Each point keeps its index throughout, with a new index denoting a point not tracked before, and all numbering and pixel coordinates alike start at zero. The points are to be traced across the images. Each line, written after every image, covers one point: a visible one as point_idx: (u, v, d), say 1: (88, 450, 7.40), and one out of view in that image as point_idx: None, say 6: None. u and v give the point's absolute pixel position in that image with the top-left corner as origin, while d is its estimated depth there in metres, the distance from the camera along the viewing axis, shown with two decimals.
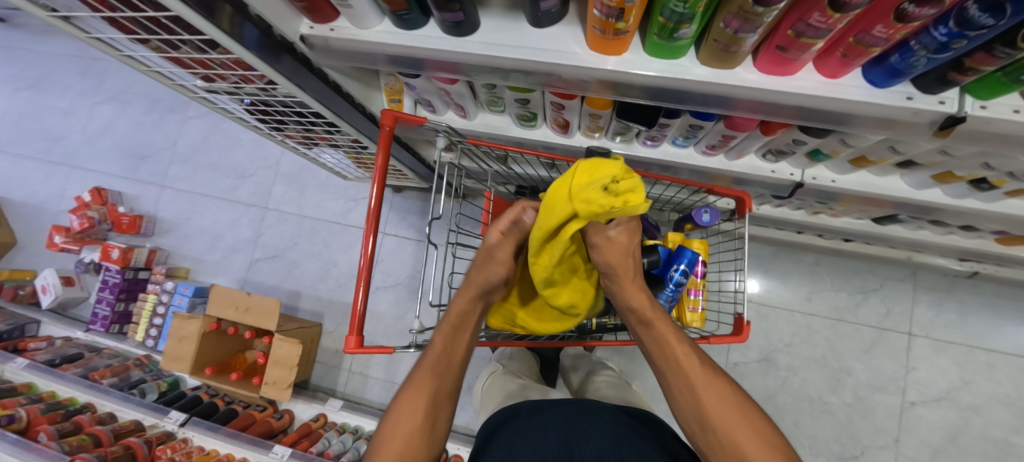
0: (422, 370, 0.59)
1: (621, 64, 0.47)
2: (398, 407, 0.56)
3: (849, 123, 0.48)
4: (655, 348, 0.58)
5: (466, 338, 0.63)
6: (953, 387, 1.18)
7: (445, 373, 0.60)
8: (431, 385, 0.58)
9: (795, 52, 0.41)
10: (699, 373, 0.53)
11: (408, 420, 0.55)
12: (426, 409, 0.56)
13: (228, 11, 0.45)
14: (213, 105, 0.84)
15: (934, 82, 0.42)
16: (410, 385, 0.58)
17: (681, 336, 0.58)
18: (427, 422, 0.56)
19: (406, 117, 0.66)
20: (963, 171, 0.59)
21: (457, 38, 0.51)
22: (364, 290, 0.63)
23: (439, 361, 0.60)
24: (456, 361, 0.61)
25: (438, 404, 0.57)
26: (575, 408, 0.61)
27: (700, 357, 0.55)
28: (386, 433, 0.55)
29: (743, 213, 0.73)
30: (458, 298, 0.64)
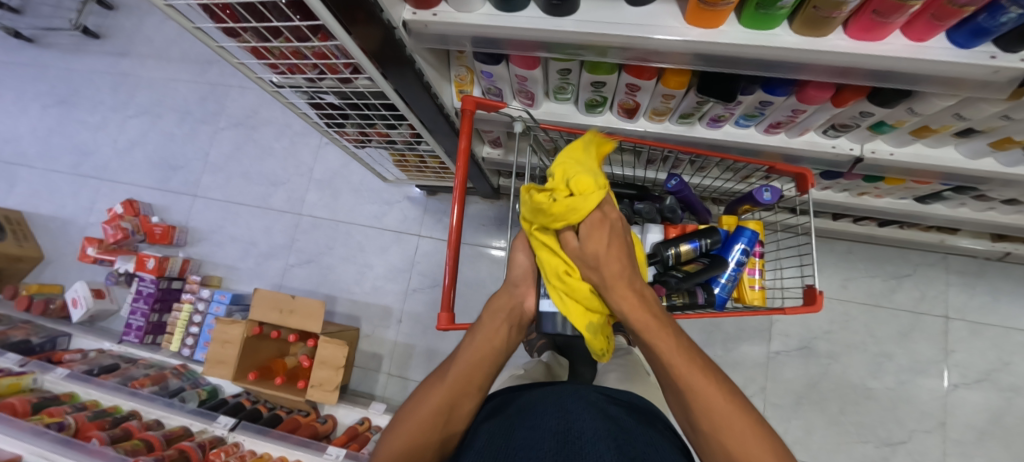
0: (441, 376, 0.59)
1: (715, 35, 0.51)
2: (412, 406, 0.57)
3: (925, 85, 0.52)
4: (652, 357, 0.55)
5: (493, 351, 0.61)
6: (993, 368, 1.20)
7: (465, 375, 0.58)
8: (446, 392, 0.57)
9: (889, 17, 0.45)
10: (699, 379, 0.50)
11: (421, 418, 0.55)
12: (440, 409, 0.56)
13: None
14: (284, 100, 0.87)
15: (1014, 40, 0.46)
16: (429, 387, 0.59)
17: (682, 345, 0.53)
18: (434, 428, 0.55)
19: (486, 102, 0.69)
20: (1022, 135, 0.62)
21: (556, 18, 0.54)
22: (449, 287, 0.63)
23: (458, 367, 0.59)
24: (464, 375, 0.58)
25: (450, 412, 0.56)
26: (585, 391, 0.61)
27: (700, 363, 0.52)
28: (400, 425, 0.56)
29: (806, 189, 0.75)
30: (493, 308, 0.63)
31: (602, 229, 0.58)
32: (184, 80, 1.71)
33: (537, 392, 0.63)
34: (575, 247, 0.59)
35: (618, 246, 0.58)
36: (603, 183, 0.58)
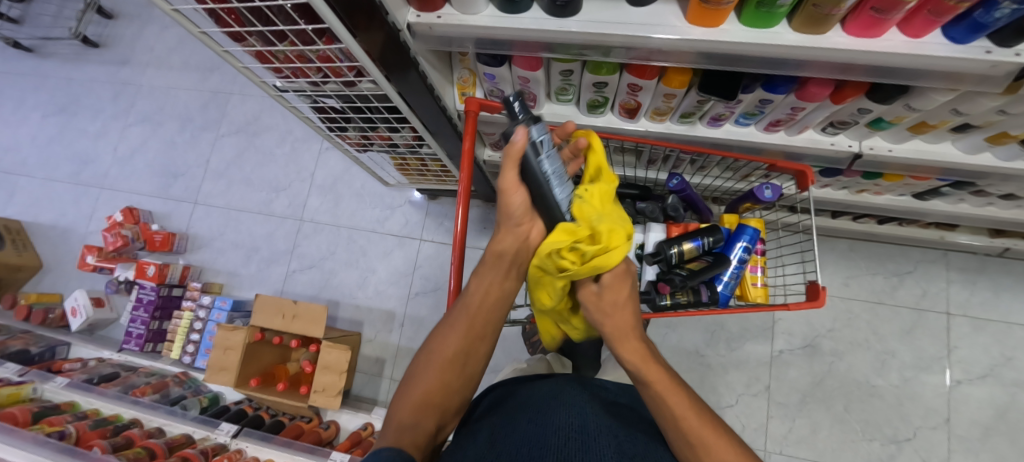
0: (453, 321, 0.60)
1: (717, 34, 0.52)
2: (429, 351, 0.59)
3: (924, 80, 0.53)
4: (650, 401, 0.55)
5: (500, 292, 0.62)
6: (996, 364, 1.21)
7: (480, 313, 0.61)
8: (460, 337, 0.59)
9: (889, 13, 0.46)
10: (698, 422, 0.51)
11: (443, 361, 0.58)
12: (457, 351, 0.59)
13: None
14: (287, 104, 0.87)
15: (1010, 35, 0.47)
16: (444, 331, 0.60)
17: (681, 390, 0.54)
18: (455, 372, 0.58)
19: (490, 103, 0.69)
20: (1018, 130, 0.63)
21: (559, 19, 0.55)
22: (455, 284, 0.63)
23: (470, 311, 0.61)
24: (476, 318, 0.60)
25: (467, 355, 0.60)
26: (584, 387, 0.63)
27: (697, 408, 0.52)
28: (417, 372, 0.58)
29: (806, 186, 0.76)
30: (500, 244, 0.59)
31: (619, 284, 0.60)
32: (185, 87, 1.71)
33: (535, 387, 0.64)
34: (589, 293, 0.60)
35: (627, 309, 0.60)
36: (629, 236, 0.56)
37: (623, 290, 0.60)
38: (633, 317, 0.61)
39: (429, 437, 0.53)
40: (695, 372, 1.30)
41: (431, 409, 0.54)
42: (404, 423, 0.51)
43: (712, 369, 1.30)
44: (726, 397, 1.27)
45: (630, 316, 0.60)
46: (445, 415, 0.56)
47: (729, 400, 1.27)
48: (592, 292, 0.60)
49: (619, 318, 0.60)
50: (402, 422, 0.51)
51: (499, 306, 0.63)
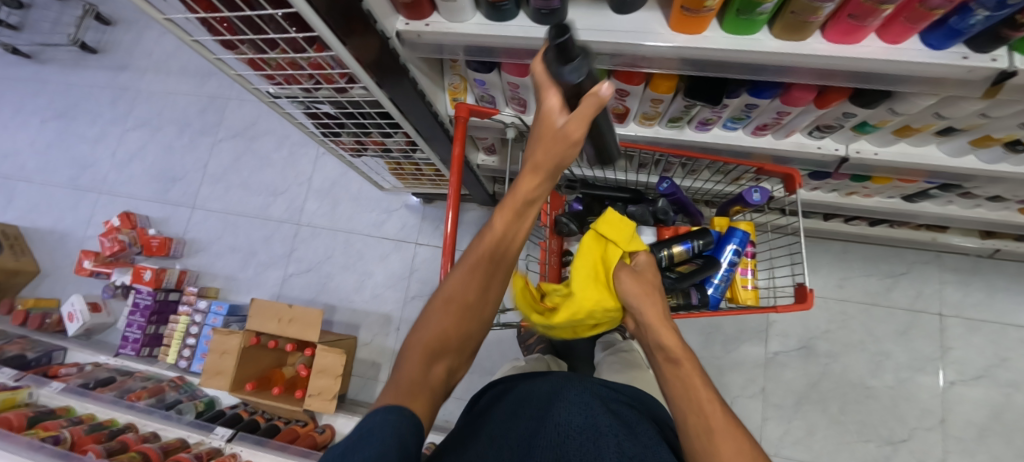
0: (469, 261, 0.51)
1: (700, 41, 0.53)
2: (447, 291, 0.51)
3: (903, 85, 0.54)
4: (673, 380, 0.53)
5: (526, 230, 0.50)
6: (991, 364, 1.21)
7: (502, 253, 0.50)
8: (477, 278, 0.50)
9: (866, 20, 0.46)
10: (718, 415, 0.48)
11: (461, 306, 0.50)
12: (477, 294, 0.51)
13: None
14: (281, 110, 0.88)
15: (986, 41, 0.47)
16: (458, 272, 0.51)
17: (706, 377, 0.52)
18: (469, 320, 0.51)
19: (479, 108, 0.70)
20: (1000, 133, 0.64)
21: (545, 26, 0.56)
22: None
23: (488, 251, 0.50)
24: (494, 260, 0.50)
25: (483, 300, 0.51)
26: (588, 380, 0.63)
27: (718, 399, 0.50)
28: (434, 315, 0.50)
29: (794, 189, 0.77)
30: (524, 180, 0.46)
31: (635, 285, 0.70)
32: (183, 93, 1.73)
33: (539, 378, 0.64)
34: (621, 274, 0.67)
35: (659, 294, 0.64)
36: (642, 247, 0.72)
37: (653, 276, 0.67)
38: (663, 302, 0.63)
39: (439, 386, 0.48)
40: None
41: (442, 357, 0.49)
42: (413, 375, 0.46)
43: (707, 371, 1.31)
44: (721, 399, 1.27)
45: (663, 302, 0.63)
46: (458, 363, 0.51)
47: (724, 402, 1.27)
48: (631, 274, 0.65)
49: (653, 298, 0.63)
50: (408, 377, 0.46)
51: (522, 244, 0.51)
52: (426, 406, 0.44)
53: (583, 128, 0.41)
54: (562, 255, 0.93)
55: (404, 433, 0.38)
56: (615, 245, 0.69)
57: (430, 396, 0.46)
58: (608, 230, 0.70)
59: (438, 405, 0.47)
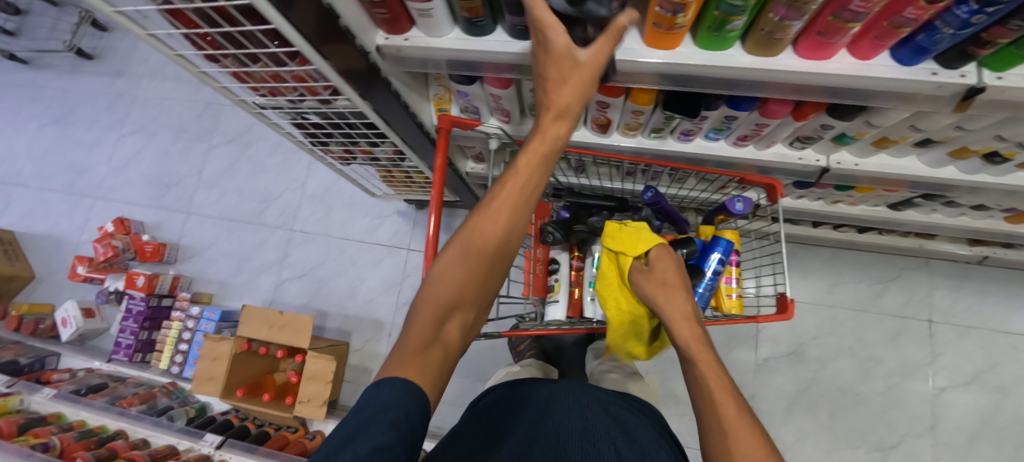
0: (485, 214, 0.55)
1: (674, 56, 0.53)
2: (460, 247, 0.55)
3: (876, 99, 0.54)
4: (692, 379, 0.59)
5: (538, 177, 0.56)
6: (980, 370, 1.21)
7: (513, 204, 0.55)
8: (489, 231, 0.54)
9: (833, 37, 0.47)
10: (734, 418, 0.52)
11: (472, 258, 0.54)
12: (490, 248, 0.55)
13: (306, 4, 0.48)
14: (268, 121, 0.89)
15: (955, 57, 0.48)
16: (471, 226, 0.55)
17: (725, 379, 0.57)
18: (481, 275, 0.55)
19: (461, 120, 0.71)
20: (977, 145, 0.65)
21: (522, 42, 0.57)
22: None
23: (502, 204, 0.55)
24: (507, 211, 0.55)
25: (496, 254, 0.56)
26: (588, 388, 0.67)
27: (736, 403, 0.53)
28: (445, 272, 0.54)
29: (775, 199, 0.78)
30: (546, 126, 0.54)
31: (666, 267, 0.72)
32: (178, 99, 1.73)
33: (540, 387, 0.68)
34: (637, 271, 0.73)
35: (677, 289, 0.68)
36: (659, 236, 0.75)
37: (671, 270, 0.71)
38: (684, 296, 0.68)
39: (451, 342, 0.52)
40: None
41: (454, 313, 0.53)
42: (422, 334, 0.50)
43: None
44: None
45: (684, 297, 0.67)
46: (469, 320, 0.55)
47: None
48: (644, 276, 0.72)
49: (669, 295, 0.68)
50: (421, 331, 0.50)
51: (534, 195, 0.56)
52: (435, 363, 0.49)
53: (593, 62, 0.51)
54: (548, 263, 0.94)
55: (409, 413, 0.42)
56: (625, 254, 0.75)
57: (441, 354, 0.50)
58: (614, 244, 0.77)
59: (449, 361, 0.51)
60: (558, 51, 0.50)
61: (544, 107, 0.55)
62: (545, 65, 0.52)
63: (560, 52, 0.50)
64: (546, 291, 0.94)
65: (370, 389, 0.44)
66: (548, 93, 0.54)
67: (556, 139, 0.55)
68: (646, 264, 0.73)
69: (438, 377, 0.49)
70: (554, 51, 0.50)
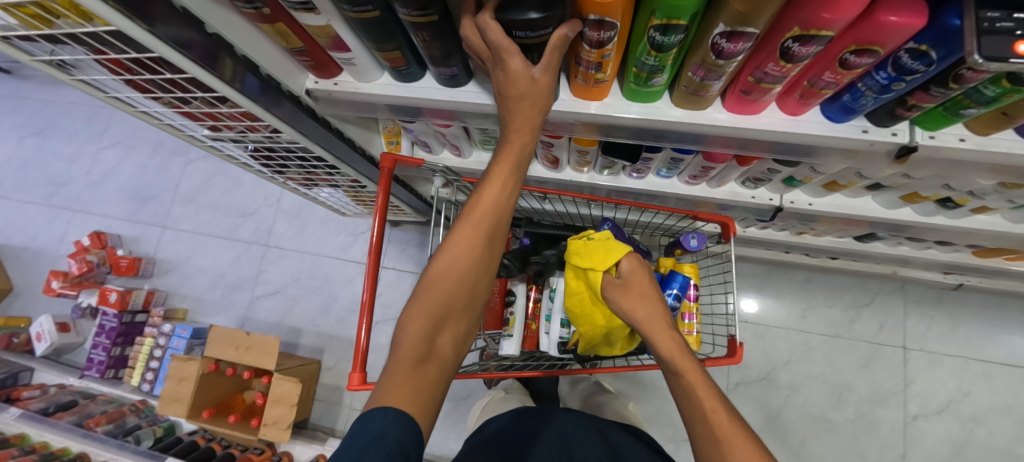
0: (465, 224, 0.53)
1: (603, 108, 0.52)
2: (446, 258, 0.53)
3: (814, 154, 0.53)
4: (680, 391, 0.55)
5: (514, 185, 0.53)
6: (953, 399, 1.19)
7: (494, 210, 0.53)
8: (470, 242, 0.53)
9: (757, 95, 0.45)
10: (727, 429, 0.50)
11: (460, 267, 0.53)
12: (479, 255, 0.54)
13: (229, 61, 0.49)
14: (220, 152, 0.87)
15: (884, 116, 0.47)
16: (453, 239, 0.53)
17: (710, 384, 0.54)
18: (469, 285, 0.53)
19: (404, 158, 0.71)
20: (927, 192, 0.63)
21: (453, 88, 0.56)
22: (367, 320, 0.64)
23: (482, 214, 0.53)
24: (487, 220, 0.53)
25: (482, 263, 0.54)
26: (584, 418, 0.74)
27: (724, 407, 0.52)
28: (434, 284, 0.53)
29: (729, 237, 0.78)
30: (511, 141, 0.50)
31: (643, 278, 0.65)
32: None
33: (540, 419, 0.74)
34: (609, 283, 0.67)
35: (654, 299, 0.62)
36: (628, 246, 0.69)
37: (644, 282, 0.65)
38: (661, 306, 0.62)
39: (445, 355, 0.52)
40: (652, 403, 1.32)
41: (444, 325, 0.52)
42: (414, 349, 0.50)
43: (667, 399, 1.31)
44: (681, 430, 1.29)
45: (659, 306, 0.62)
46: (462, 330, 0.54)
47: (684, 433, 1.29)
48: (619, 291, 0.65)
49: (647, 307, 0.62)
50: (412, 345, 0.50)
51: (512, 200, 0.54)
52: (429, 378, 0.49)
53: (550, 77, 0.45)
54: (505, 295, 0.92)
55: (402, 442, 0.42)
56: (594, 269, 0.69)
57: (436, 368, 0.50)
58: (583, 261, 0.71)
59: (444, 374, 0.51)
60: (517, 77, 0.44)
61: (505, 122, 0.49)
62: (503, 84, 0.46)
63: (516, 76, 0.44)
64: (501, 324, 0.91)
65: (364, 412, 0.44)
66: (508, 113, 0.48)
67: (526, 148, 0.51)
68: (618, 277, 0.67)
69: (432, 393, 0.49)
70: (512, 74, 0.44)
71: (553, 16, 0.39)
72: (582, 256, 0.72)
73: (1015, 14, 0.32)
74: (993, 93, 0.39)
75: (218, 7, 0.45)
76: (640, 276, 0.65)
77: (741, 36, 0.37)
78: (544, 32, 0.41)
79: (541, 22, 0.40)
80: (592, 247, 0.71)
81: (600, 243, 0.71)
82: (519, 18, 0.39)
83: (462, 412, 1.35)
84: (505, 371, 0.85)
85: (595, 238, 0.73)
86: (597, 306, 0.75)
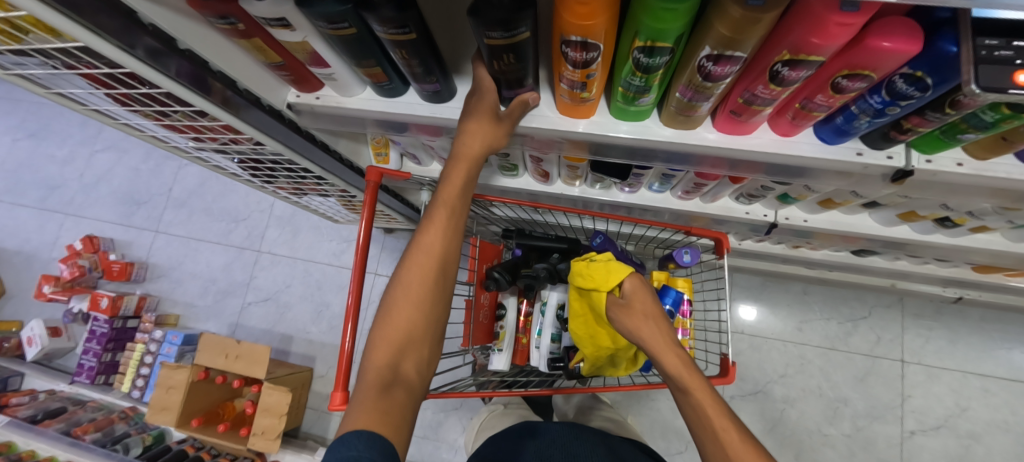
0: (417, 252, 0.54)
1: (591, 126, 0.50)
2: (399, 287, 0.53)
3: (808, 176, 0.51)
4: (689, 408, 0.53)
5: (463, 209, 0.55)
6: (951, 414, 1.17)
7: (443, 232, 0.54)
8: (424, 266, 0.53)
9: (747, 116, 0.44)
10: (739, 447, 0.48)
11: (415, 291, 0.53)
12: (434, 278, 0.54)
13: (217, 85, 0.49)
14: (207, 163, 0.86)
15: (879, 139, 0.45)
16: (407, 266, 0.54)
17: (719, 401, 0.52)
18: (428, 309, 0.53)
19: (391, 172, 0.70)
20: (925, 211, 0.62)
21: (436, 104, 0.55)
22: (352, 326, 0.63)
23: (434, 236, 0.54)
24: (438, 245, 0.54)
25: (439, 285, 0.54)
26: (583, 432, 0.73)
27: (737, 425, 0.50)
28: (391, 312, 0.52)
29: (723, 252, 0.76)
30: (456, 170, 0.53)
31: (646, 296, 0.62)
32: None
33: (536, 439, 0.72)
34: (611, 303, 0.64)
35: (659, 319, 0.59)
36: (630, 266, 0.65)
37: (647, 301, 0.61)
38: (666, 324, 0.58)
39: (410, 381, 0.51)
40: (646, 415, 1.30)
41: (408, 350, 0.52)
42: (378, 376, 0.49)
43: (661, 411, 1.30)
44: (675, 443, 1.27)
45: (665, 326, 0.58)
46: (426, 355, 0.53)
47: (679, 446, 1.27)
48: (621, 311, 0.62)
49: (652, 327, 0.58)
50: (378, 372, 0.49)
51: (461, 225, 0.55)
52: (396, 403, 0.48)
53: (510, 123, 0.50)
54: (495, 308, 0.90)
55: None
56: (598, 291, 0.66)
57: (402, 393, 0.49)
58: (585, 281, 0.68)
59: (412, 400, 0.50)
60: (479, 107, 0.49)
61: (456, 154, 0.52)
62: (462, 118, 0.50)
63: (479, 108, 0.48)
64: (491, 338, 0.89)
65: (337, 439, 0.42)
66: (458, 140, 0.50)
67: (472, 176, 0.54)
68: (621, 297, 0.64)
69: (403, 417, 0.47)
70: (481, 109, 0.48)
71: (528, 16, 0.36)
72: (584, 277, 0.69)
73: (1014, 41, 0.31)
74: (991, 119, 0.37)
75: (191, 22, 0.43)
76: (642, 295, 0.62)
77: (728, 60, 0.35)
78: (519, 30, 0.37)
79: (515, 19, 0.36)
80: (593, 268, 0.68)
81: (602, 263, 0.68)
82: (490, 19, 0.36)
83: (454, 422, 1.33)
84: (504, 387, 0.85)
85: (597, 258, 0.70)
86: (601, 327, 0.73)
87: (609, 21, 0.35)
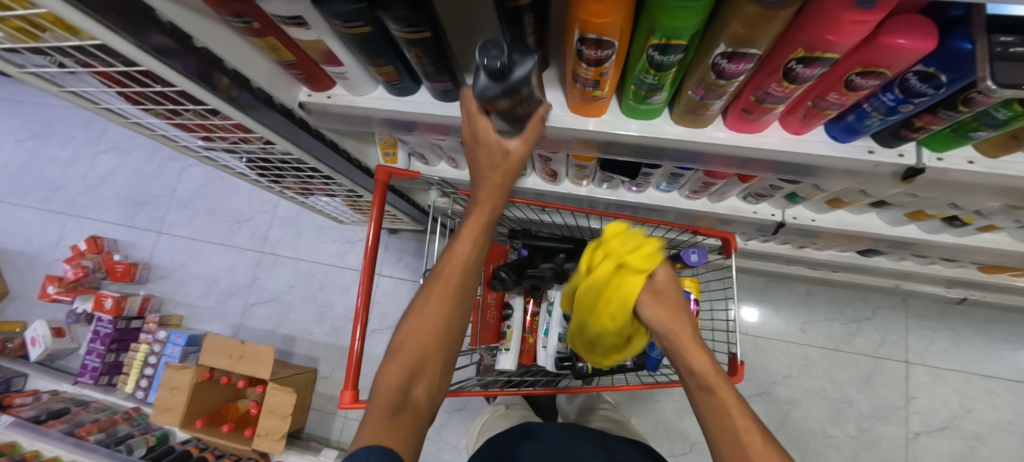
0: (438, 280, 0.54)
1: (601, 124, 0.51)
2: (418, 314, 0.54)
3: (817, 175, 0.51)
4: (708, 409, 0.52)
5: (485, 241, 0.55)
6: (956, 415, 1.17)
7: (464, 261, 0.54)
8: (442, 294, 0.54)
9: (758, 114, 0.44)
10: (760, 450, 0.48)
11: (431, 317, 0.53)
12: (452, 308, 0.54)
13: (225, 81, 0.49)
14: (216, 163, 0.87)
15: (889, 137, 0.45)
16: (427, 293, 0.54)
17: (739, 400, 0.52)
18: (443, 337, 0.53)
19: (399, 171, 0.70)
20: (932, 210, 0.62)
21: (447, 103, 0.55)
22: (361, 328, 0.63)
23: (455, 265, 0.54)
24: (458, 274, 0.54)
25: (455, 314, 0.54)
26: (584, 434, 0.73)
27: (758, 428, 0.50)
28: (408, 337, 0.53)
29: (730, 252, 0.76)
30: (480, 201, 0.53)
31: (674, 286, 0.59)
32: None
33: (538, 441, 0.72)
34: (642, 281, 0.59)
35: (687, 313, 0.57)
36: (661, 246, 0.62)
37: (675, 293, 0.59)
38: (692, 321, 0.57)
39: (420, 405, 0.50)
40: (650, 416, 1.29)
41: (419, 375, 0.51)
42: (388, 398, 0.49)
43: (665, 413, 1.30)
44: (679, 444, 1.27)
45: (691, 322, 0.57)
46: (438, 381, 0.53)
47: (683, 447, 1.27)
48: (651, 297, 0.58)
49: (681, 320, 0.56)
50: (387, 395, 0.49)
51: (483, 255, 0.56)
52: (404, 427, 0.47)
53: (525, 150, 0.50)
54: (501, 308, 0.90)
55: None
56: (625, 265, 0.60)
57: (410, 417, 0.49)
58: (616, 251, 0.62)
59: (419, 425, 0.50)
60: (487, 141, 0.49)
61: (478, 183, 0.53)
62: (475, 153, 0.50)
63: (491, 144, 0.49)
64: (498, 337, 0.89)
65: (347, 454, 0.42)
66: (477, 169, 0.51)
67: (495, 209, 0.54)
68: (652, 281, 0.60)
69: (409, 441, 0.47)
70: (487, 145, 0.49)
71: None
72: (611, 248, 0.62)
73: None
74: (1003, 116, 0.38)
75: (206, 20, 0.44)
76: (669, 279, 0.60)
77: (743, 58, 0.35)
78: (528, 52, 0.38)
79: None
80: (626, 238, 0.62)
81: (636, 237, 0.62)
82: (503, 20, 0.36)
83: (457, 423, 1.33)
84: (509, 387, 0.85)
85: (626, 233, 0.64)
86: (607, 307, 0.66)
87: (624, 20, 0.36)
